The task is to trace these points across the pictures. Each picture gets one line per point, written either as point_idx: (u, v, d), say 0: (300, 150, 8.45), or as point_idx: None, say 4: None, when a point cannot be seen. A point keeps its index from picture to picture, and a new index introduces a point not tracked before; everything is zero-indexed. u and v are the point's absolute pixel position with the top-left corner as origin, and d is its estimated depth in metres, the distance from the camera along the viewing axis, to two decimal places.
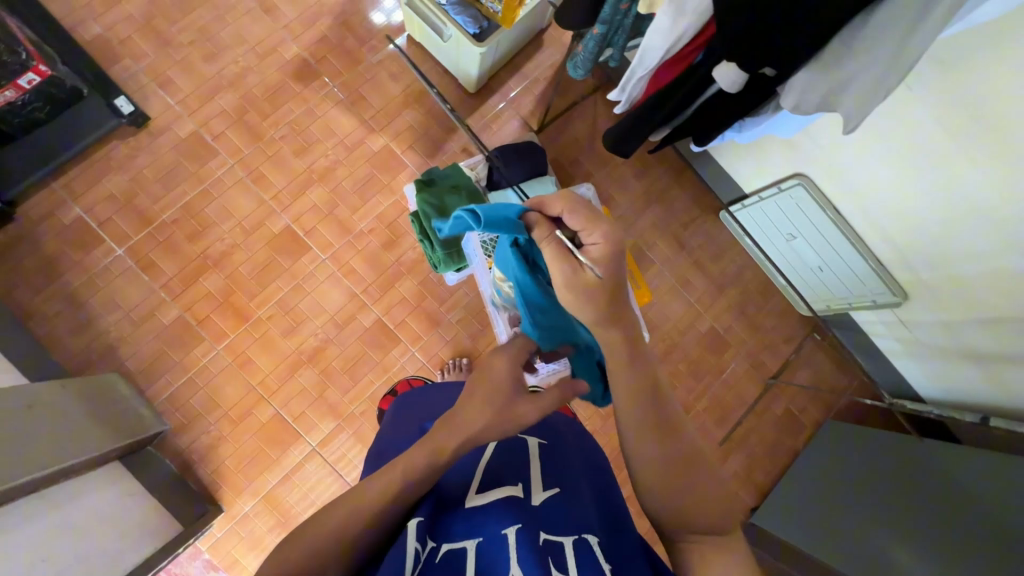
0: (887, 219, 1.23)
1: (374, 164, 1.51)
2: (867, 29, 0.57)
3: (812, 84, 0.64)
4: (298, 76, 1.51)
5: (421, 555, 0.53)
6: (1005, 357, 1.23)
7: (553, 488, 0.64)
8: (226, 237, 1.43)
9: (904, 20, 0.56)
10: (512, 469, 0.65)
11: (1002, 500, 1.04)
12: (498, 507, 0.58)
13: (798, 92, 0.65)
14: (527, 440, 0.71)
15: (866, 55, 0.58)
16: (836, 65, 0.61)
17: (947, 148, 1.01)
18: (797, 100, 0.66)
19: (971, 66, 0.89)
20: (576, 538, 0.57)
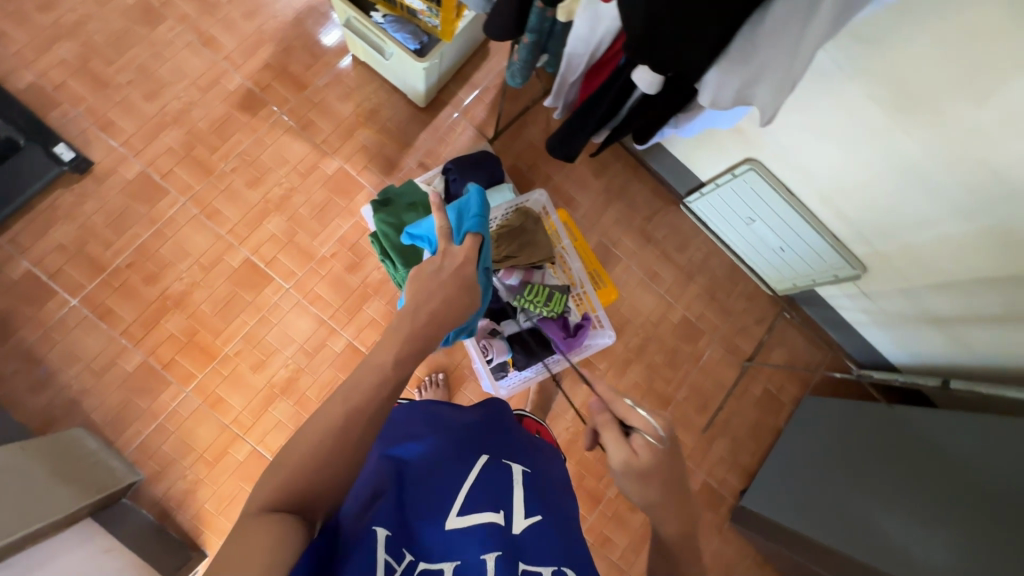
0: (838, 195, 1.25)
1: (331, 187, 1.49)
2: (765, 26, 0.59)
3: (725, 81, 0.65)
4: (245, 106, 1.49)
5: (397, 569, 0.55)
6: (963, 317, 1.26)
7: (534, 516, 0.64)
8: (184, 277, 1.40)
9: (800, 10, 0.56)
10: (497, 491, 0.64)
11: (970, 457, 1.06)
12: (478, 537, 0.59)
13: (713, 89, 0.67)
14: (512, 466, 0.69)
15: (773, 46, 0.60)
16: (744, 61, 0.63)
17: (882, 121, 1.03)
18: (713, 98, 0.68)
19: (892, 43, 0.92)
20: (552, 569, 0.60)
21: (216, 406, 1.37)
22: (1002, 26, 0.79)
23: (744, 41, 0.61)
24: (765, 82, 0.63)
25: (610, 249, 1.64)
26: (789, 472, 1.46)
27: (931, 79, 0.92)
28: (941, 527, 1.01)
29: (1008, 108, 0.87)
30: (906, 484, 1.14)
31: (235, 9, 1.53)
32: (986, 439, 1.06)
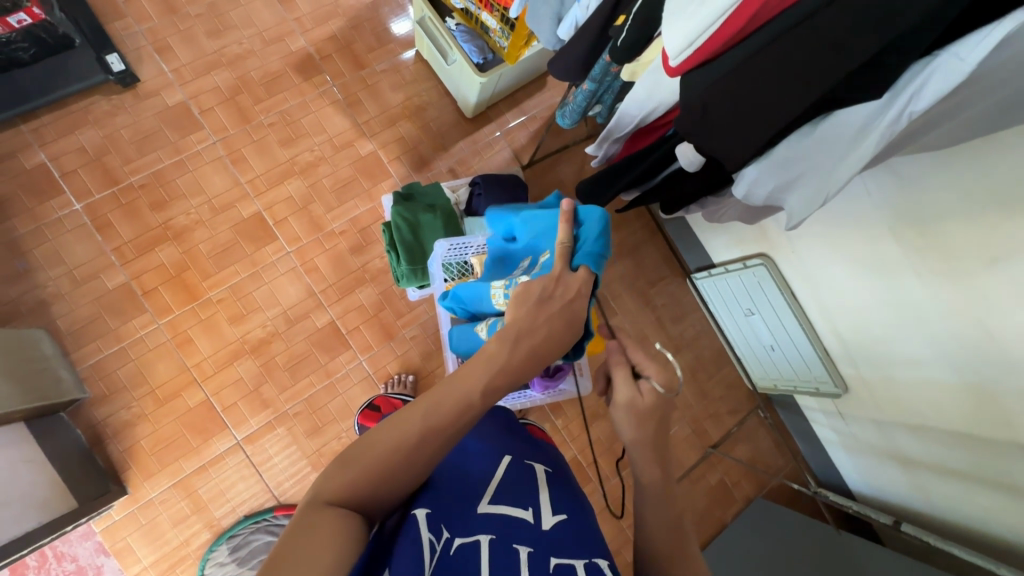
0: (838, 311, 1.28)
1: (359, 167, 1.51)
2: (808, 142, 0.64)
3: (761, 178, 0.70)
4: (300, 69, 1.52)
5: (437, 549, 0.50)
6: (925, 463, 1.26)
7: (562, 514, 0.60)
8: (191, 212, 1.40)
9: (843, 136, 0.61)
10: (522, 490, 0.61)
11: None
12: (506, 526, 0.55)
13: (748, 184, 0.72)
14: (533, 464, 0.67)
15: (812, 161, 0.65)
16: (783, 168, 0.68)
17: (895, 256, 1.07)
18: (746, 191, 0.73)
19: (920, 185, 0.96)
20: (588, 560, 0.54)
21: (182, 346, 1.35)
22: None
23: (788, 148, 0.66)
24: (798, 191, 0.69)
25: (608, 301, 1.64)
26: (737, 554, 1.42)
27: (955, 233, 0.94)
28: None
29: (1015, 281, 0.89)
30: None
31: None
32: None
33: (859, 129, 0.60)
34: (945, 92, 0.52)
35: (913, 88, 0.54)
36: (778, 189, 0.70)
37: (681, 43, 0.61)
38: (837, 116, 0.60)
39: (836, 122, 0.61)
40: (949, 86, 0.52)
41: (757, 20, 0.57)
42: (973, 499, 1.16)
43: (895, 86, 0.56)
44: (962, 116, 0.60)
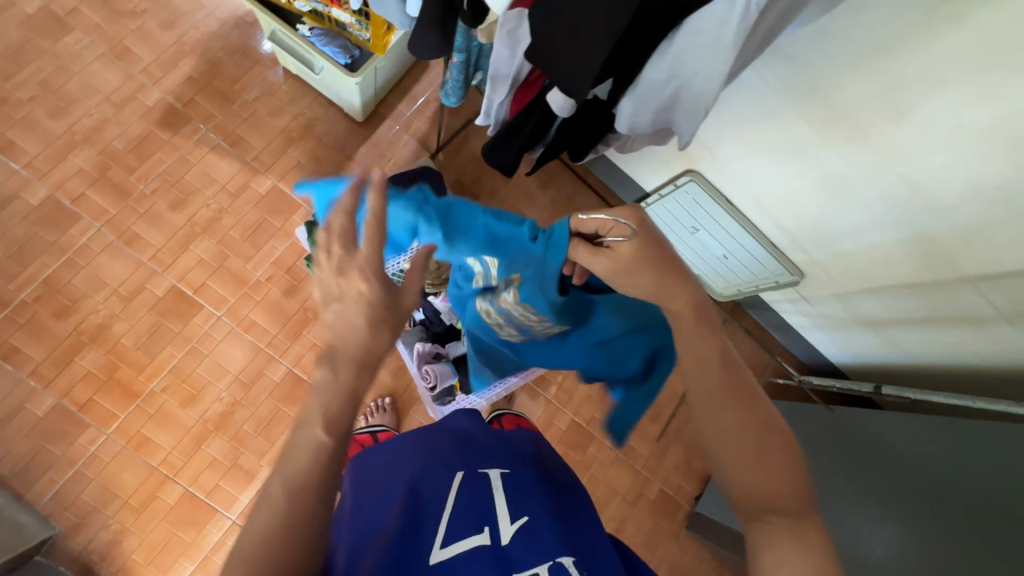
0: (772, 204, 1.28)
1: (264, 207, 1.42)
2: (668, 58, 0.60)
3: (640, 109, 0.67)
4: (166, 123, 1.40)
5: None
6: (890, 321, 1.32)
7: (522, 518, 0.59)
8: (101, 308, 1.30)
9: (701, 43, 0.58)
10: (478, 506, 0.59)
11: (915, 456, 1.06)
12: (463, 560, 0.53)
13: (630, 117, 0.68)
14: (488, 470, 0.66)
15: (678, 76, 0.62)
16: (653, 92, 0.64)
17: (811, 138, 1.06)
18: (631, 122, 0.69)
19: (813, 62, 0.94)
20: (551, 566, 0.54)
21: (141, 447, 1.27)
22: (922, 49, 0.82)
23: (653, 71, 0.62)
24: (680, 110, 0.66)
25: None
26: None
27: (856, 99, 0.94)
28: (881, 516, 1.02)
29: (923, 128, 0.91)
30: (871, 493, 1.06)
31: (150, 19, 1.43)
32: (926, 441, 1.06)
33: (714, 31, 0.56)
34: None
35: None
36: (660, 112, 0.67)
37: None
38: (691, 25, 0.57)
39: (692, 29, 0.57)
40: None
41: None
42: (945, 337, 1.22)
43: None
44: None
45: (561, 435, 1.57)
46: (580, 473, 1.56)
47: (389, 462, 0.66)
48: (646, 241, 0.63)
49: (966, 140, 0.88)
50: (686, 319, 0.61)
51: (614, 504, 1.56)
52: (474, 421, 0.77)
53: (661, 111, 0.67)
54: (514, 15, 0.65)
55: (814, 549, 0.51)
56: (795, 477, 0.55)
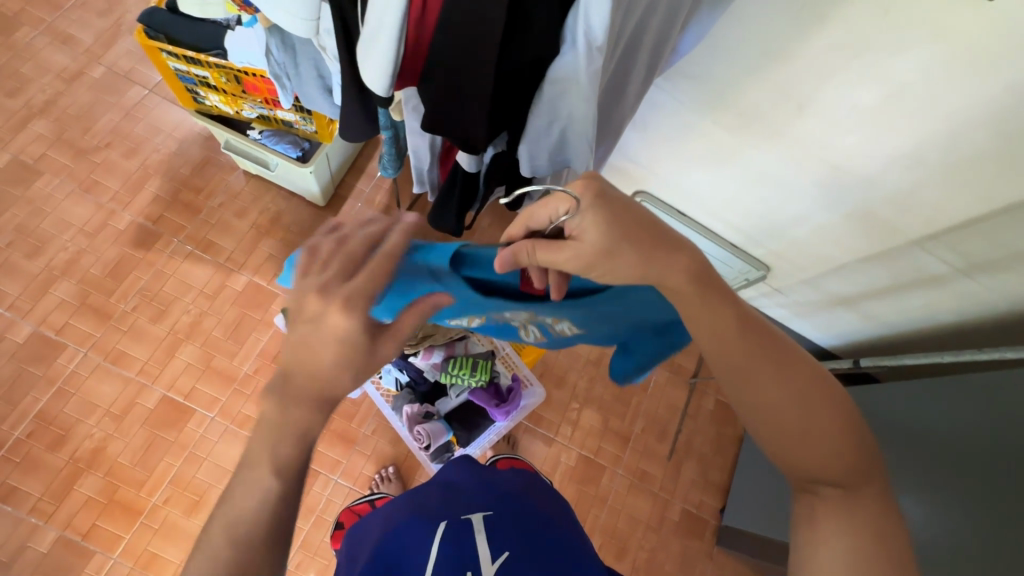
0: (719, 207, 1.33)
1: (242, 303, 1.46)
2: (539, 114, 0.68)
3: (535, 154, 0.75)
4: (139, 243, 1.46)
5: None
6: (862, 296, 1.34)
7: (504, 554, 0.62)
8: (95, 431, 1.31)
9: (565, 92, 0.65)
10: (458, 552, 0.62)
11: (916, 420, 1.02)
12: None
13: (529, 163, 0.77)
14: (471, 516, 0.68)
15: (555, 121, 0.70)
16: (540, 139, 0.72)
17: (733, 139, 1.13)
18: (531, 167, 0.77)
19: (713, 72, 1.02)
20: None
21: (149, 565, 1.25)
22: (804, 44, 0.89)
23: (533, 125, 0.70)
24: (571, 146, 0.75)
25: None
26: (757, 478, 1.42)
27: (760, 99, 1.01)
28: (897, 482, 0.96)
29: (828, 114, 0.97)
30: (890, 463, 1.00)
31: (114, 151, 1.52)
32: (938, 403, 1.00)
33: (570, 80, 0.63)
34: (607, 16, 0.56)
35: (583, 26, 0.57)
36: (552, 153, 0.76)
37: (378, 93, 0.65)
38: (551, 79, 0.63)
39: (553, 83, 0.64)
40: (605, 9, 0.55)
41: (427, 21, 0.58)
42: (915, 301, 1.24)
43: (568, 28, 0.59)
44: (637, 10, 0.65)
45: (572, 472, 1.55)
46: (598, 508, 1.53)
47: (381, 524, 0.72)
48: (601, 216, 0.57)
49: (872, 116, 0.94)
50: (701, 295, 0.58)
51: (638, 533, 1.53)
52: (463, 470, 0.80)
53: (554, 148, 0.75)
54: (411, 93, 0.78)
55: (866, 522, 0.52)
56: (847, 449, 0.55)
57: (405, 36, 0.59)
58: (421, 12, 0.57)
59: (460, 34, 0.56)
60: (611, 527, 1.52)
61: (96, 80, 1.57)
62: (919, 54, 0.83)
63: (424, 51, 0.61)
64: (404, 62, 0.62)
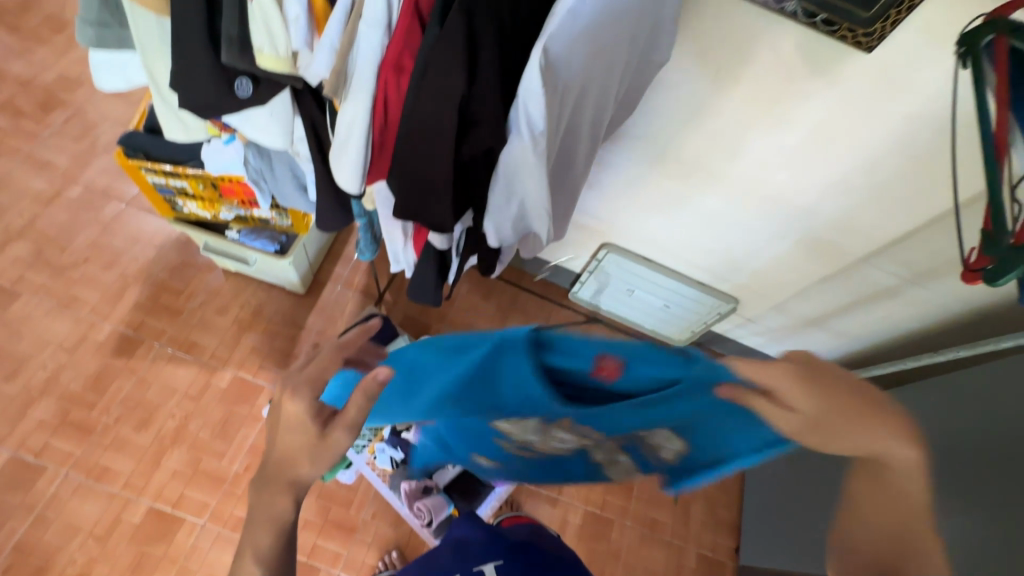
0: (680, 248, 1.41)
1: (228, 399, 1.45)
2: (498, 191, 0.74)
3: (498, 226, 0.81)
4: (120, 352, 1.46)
5: None
6: (829, 317, 1.40)
7: None
8: (79, 556, 1.25)
9: (517, 172, 0.71)
10: None
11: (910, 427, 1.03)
12: None
13: (494, 234, 0.82)
14: (484, 568, 0.70)
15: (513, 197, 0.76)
16: (501, 213, 0.78)
17: (680, 187, 1.23)
18: (497, 238, 0.83)
19: (651, 131, 1.12)
20: None
21: None
22: (725, 101, 1.01)
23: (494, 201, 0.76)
24: (531, 216, 0.80)
25: None
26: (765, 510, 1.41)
27: (697, 150, 1.12)
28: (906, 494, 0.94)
29: (758, 156, 1.08)
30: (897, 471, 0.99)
31: (92, 265, 1.55)
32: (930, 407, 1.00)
33: (520, 163, 0.70)
34: (543, 108, 0.63)
35: (523, 116, 0.64)
36: (514, 224, 0.81)
37: (350, 189, 0.73)
38: (504, 163, 0.70)
39: (506, 165, 0.70)
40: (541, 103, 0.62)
41: (389, 124, 0.68)
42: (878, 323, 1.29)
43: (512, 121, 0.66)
44: (572, 100, 0.72)
45: (580, 530, 1.51)
46: (612, 564, 1.49)
47: None
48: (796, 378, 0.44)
49: (798, 154, 1.04)
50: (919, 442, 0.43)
51: None
52: (470, 526, 0.81)
53: (516, 220, 0.81)
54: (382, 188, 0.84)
55: None
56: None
57: (372, 140, 0.69)
58: (383, 119, 0.68)
59: (419, 129, 0.63)
60: None
61: (73, 200, 1.62)
62: (823, 99, 0.94)
63: (388, 151, 0.71)
64: (372, 162, 0.72)
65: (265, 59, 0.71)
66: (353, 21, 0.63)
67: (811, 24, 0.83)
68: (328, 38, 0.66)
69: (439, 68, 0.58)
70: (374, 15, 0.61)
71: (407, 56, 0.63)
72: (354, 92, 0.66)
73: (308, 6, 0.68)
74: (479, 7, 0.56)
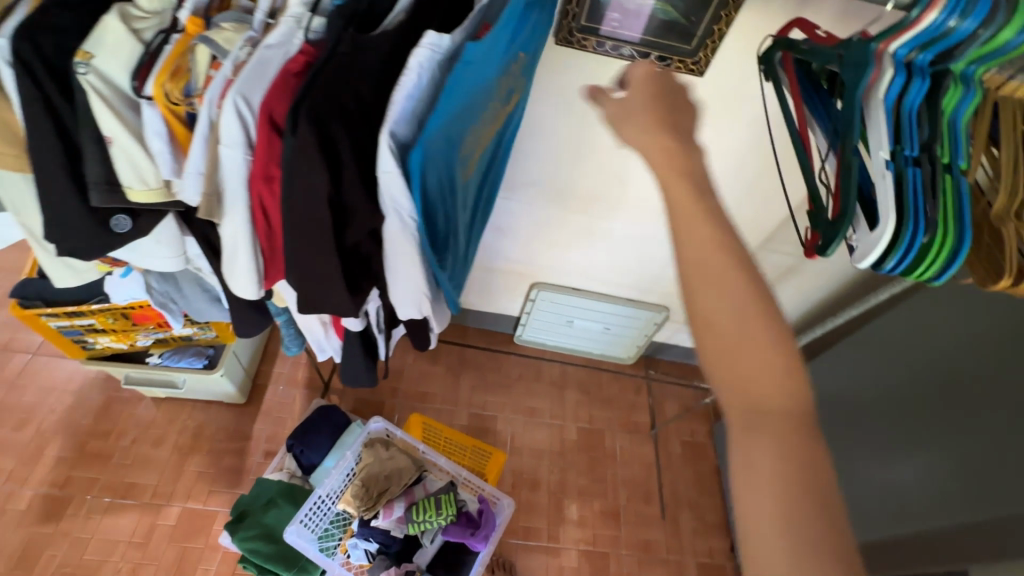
0: (598, 273, 1.49)
1: (180, 535, 1.35)
2: (390, 270, 0.78)
3: (403, 303, 0.84)
4: (47, 515, 1.33)
5: None
6: (753, 300, 1.50)
7: None
8: None
9: (403, 251, 0.75)
10: None
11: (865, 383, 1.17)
12: None
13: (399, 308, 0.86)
14: None
15: (406, 273, 0.79)
16: (401, 290, 0.81)
17: (582, 220, 1.32)
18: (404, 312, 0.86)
19: (541, 176, 1.21)
20: None
21: None
22: (594, 138, 1.12)
23: (391, 279, 0.79)
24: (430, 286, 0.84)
25: (482, 411, 1.65)
26: None
27: (585, 184, 1.22)
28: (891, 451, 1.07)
29: (637, 179, 1.19)
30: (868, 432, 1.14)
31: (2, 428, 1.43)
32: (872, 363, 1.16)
33: (403, 242, 0.74)
34: (406, 190, 0.68)
35: (389, 201, 0.68)
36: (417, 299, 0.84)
37: (251, 296, 0.81)
38: (388, 244, 0.74)
39: (389, 245, 0.74)
40: (401, 186, 0.67)
41: (273, 227, 0.75)
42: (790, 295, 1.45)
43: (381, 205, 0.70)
44: None
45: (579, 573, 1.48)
46: None
47: None
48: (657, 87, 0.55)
49: None
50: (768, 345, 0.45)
51: None
52: None
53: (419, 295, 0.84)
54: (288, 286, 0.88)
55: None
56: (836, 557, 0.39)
57: (260, 247, 0.77)
58: (267, 226, 0.75)
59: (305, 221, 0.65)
60: None
61: None
62: None
63: (278, 250, 0.79)
64: (265, 267, 0.79)
65: (137, 194, 0.75)
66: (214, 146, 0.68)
67: (647, 62, 0.95)
68: (193, 165, 0.70)
69: (298, 172, 0.62)
70: (233, 138, 0.65)
71: (273, 165, 0.68)
72: (229, 211, 0.72)
73: (170, 139, 0.73)
74: (327, 115, 0.61)
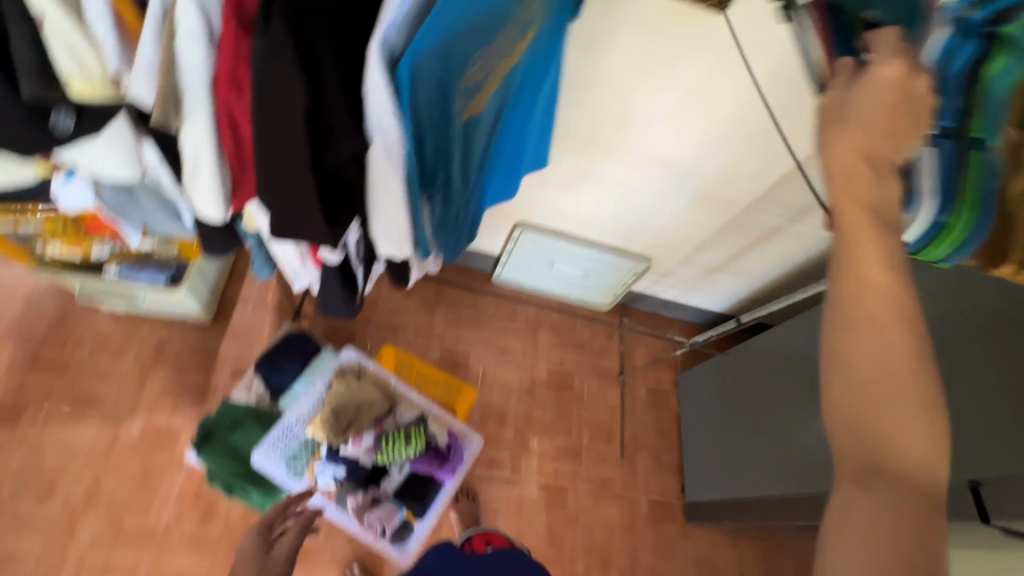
0: (584, 217, 1.45)
1: (144, 449, 1.34)
2: (372, 201, 0.72)
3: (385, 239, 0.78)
4: (1, 422, 1.30)
5: None
6: (737, 256, 1.49)
7: None
8: None
9: (387, 181, 0.69)
10: None
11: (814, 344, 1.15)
12: None
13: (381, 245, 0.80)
14: None
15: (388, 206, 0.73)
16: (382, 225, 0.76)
17: (573, 161, 1.26)
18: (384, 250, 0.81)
19: None
20: None
21: None
22: (598, 74, 1.04)
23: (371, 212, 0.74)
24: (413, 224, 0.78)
25: (455, 347, 1.65)
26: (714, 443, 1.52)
27: (581, 122, 1.15)
28: None
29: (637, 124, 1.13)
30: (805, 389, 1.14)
31: None
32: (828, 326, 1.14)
33: (388, 170, 0.68)
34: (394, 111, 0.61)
35: (374, 120, 0.62)
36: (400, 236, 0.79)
37: (216, 217, 0.73)
38: (371, 171, 0.68)
39: (373, 172, 0.68)
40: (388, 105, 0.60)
41: (241, 141, 0.68)
42: (772, 259, 1.46)
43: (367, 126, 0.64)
44: None
45: (538, 503, 1.56)
46: (573, 529, 1.55)
47: None
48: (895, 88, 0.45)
49: (672, 115, 1.10)
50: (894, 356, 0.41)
51: (616, 538, 1.57)
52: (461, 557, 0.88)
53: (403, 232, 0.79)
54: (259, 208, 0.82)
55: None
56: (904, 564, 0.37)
57: (227, 161, 0.69)
58: (234, 138, 0.67)
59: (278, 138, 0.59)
60: (592, 544, 1.54)
61: None
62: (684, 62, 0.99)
63: (247, 168, 0.71)
64: (234, 183, 0.72)
65: (78, 89, 0.67)
66: (169, 38, 0.59)
67: None
68: (144, 60, 0.61)
69: (274, 82, 0.56)
70: (192, 30, 0.58)
71: (240, 68, 0.61)
72: (190, 119, 0.64)
73: (116, 24, 0.64)
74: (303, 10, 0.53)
